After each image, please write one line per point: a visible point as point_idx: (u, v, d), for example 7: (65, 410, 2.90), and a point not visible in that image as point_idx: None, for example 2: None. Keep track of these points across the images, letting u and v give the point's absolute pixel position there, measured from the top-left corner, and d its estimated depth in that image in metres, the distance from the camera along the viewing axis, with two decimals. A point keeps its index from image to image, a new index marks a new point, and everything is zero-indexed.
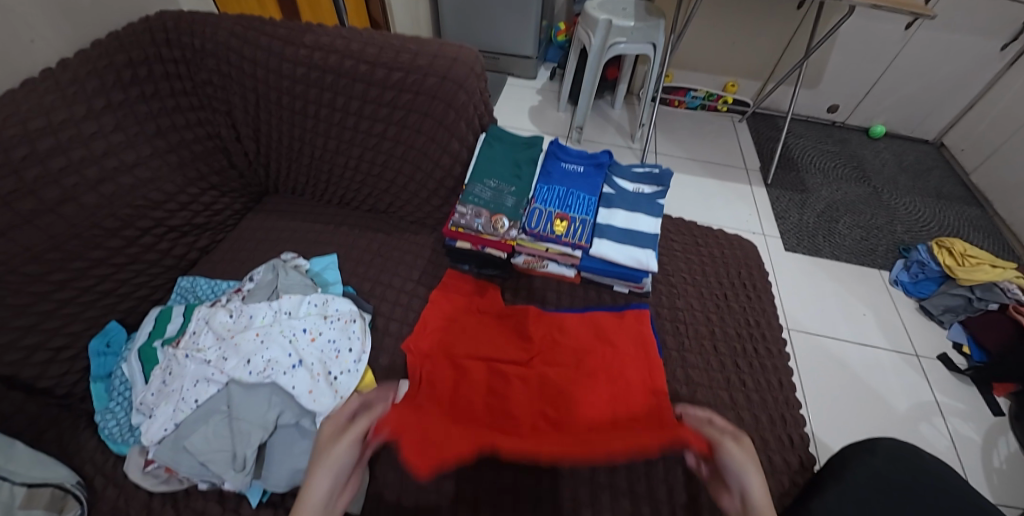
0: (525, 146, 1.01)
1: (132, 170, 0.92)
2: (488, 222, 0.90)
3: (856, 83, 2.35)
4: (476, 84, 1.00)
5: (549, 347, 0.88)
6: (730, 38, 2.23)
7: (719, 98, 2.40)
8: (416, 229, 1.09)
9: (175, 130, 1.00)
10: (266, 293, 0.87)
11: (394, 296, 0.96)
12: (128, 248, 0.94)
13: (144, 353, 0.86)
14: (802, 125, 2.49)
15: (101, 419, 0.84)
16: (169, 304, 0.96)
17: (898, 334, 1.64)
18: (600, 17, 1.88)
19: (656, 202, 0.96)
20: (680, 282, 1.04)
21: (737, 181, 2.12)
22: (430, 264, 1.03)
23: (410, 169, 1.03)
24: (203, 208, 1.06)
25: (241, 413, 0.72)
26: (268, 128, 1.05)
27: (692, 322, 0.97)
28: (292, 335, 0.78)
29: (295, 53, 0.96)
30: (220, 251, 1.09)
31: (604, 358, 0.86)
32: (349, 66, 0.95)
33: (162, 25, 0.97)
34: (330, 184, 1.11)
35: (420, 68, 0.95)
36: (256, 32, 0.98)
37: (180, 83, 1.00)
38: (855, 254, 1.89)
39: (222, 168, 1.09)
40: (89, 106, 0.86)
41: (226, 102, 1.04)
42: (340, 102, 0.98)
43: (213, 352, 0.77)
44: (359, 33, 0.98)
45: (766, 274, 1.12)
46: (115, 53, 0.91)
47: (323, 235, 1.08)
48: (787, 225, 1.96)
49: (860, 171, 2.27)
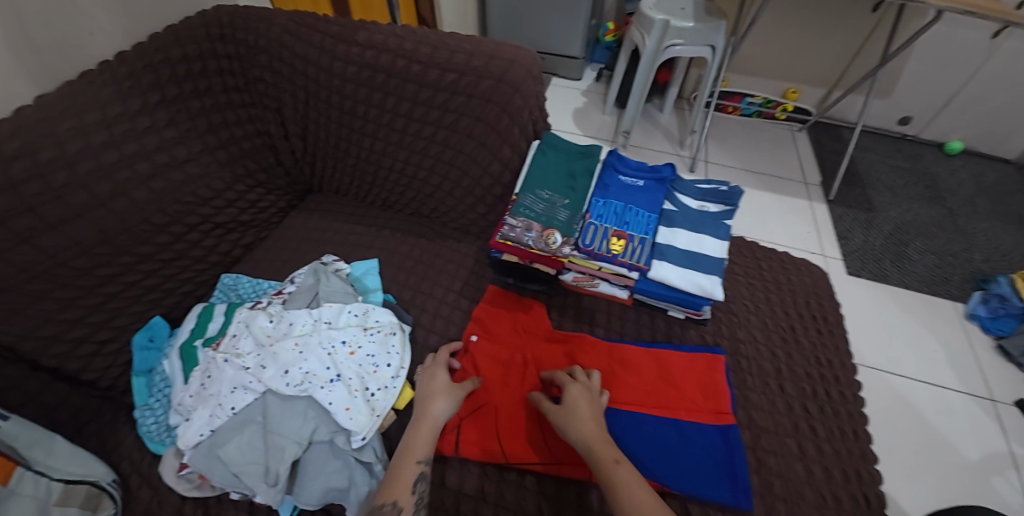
0: (581, 155, 0.95)
1: (181, 165, 0.92)
2: (540, 236, 0.84)
3: (933, 94, 2.16)
4: (533, 88, 0.94)
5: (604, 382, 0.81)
6: (795, 43, 2.09)
7: (779, 105, 2.25)
8: (459, 236, 1.05)
9: (225, 126, 0.99)
10: (307, 299, 0.84)
11: (435, 308, 0.93)
12: (174, 244, 0.94)
13: (185, 352, 0.85)
14: (869, 138, 2.31)
15: (139, 416, 0.83)
16: (212, 302, 0.95)
17: (973, 374, 1.49)
18: (656, 18, 1.79)
19: (722, 222, 0.88)
20: (742, 311, 0.96)
21: (795, 195, 1.98)
22: (474, 274, 0.99)
23: (458, 174, 0.98)
24: (249, 205, 1.05)
25: (277, 426, 0.69)
26: (315, 127, 1.03)
27: (756, 357, 0.88)
28: (331, 347, 0.75)
29: (347, 51, 0.93)
30: (263, 250, 1.08)
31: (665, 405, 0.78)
32: (402, 66, 0.91)
33: (218, 20, 0.97)
34: (374, 186, 1.08)
35: (475, 70, 0.90)
36: (310, 29, 0.96)
37: (233, 79, 0.99)
38: (926, 282, 1.73)
39: (269, 166, 1.08)
40: (143, 101, 0.86)
41: (277, 100, 1.03)
42: (390, 102, 0.94)
43: (251, 359, 0.74)
44: (413, 32, 0.95)
45: (837, 305, 1.02)
46: (171, 47, 0.91)
47: (365, 238, 1.06)
48: (850, 247, 1.81)
49: (932, 191, 2.09)
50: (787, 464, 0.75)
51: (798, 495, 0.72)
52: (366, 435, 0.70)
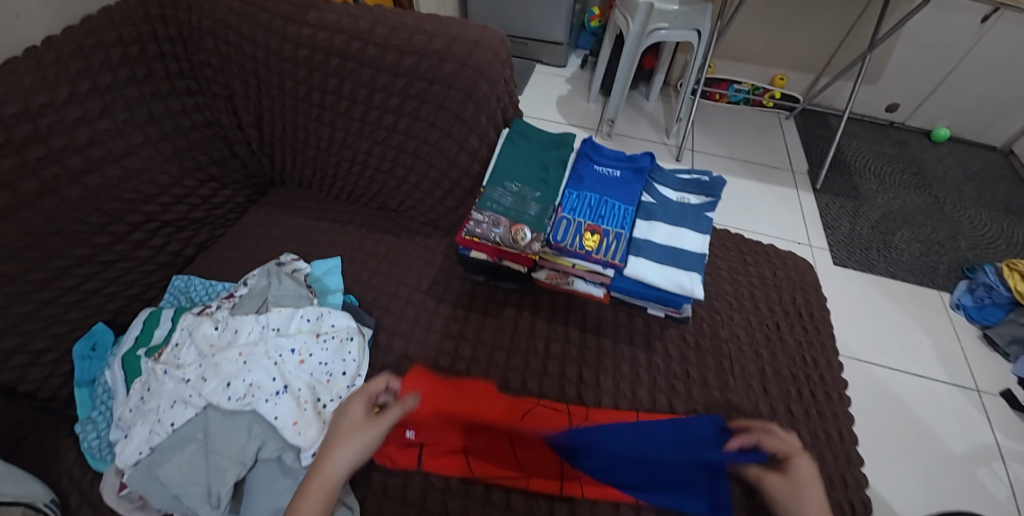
0: (554, 144, 0.89)
1: (120, 159, 0.84)
2: (508, 232, 0.78)
3: (921, 80, 2.12)
4: (501, 71, 0.87)
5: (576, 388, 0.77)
6: (782, 27, 2.04)
7: (766, 92, 2.21)
8: (428, 231, 1.00)
9: (170, 116, 0.91)
10: (256, 304, 0.78)
11: (400, 309, 0.87)
12: (116, 245, 0.87)
13: (127, 361, 0.78)
14: (856, 125, 2.28)
15: (81, 430, 0.78)
16: (160, 306, 0.89)
17: (959, 365, 1.47)
18: (640, 0, 1.72)
19: (703, 215, 0.83)
20: (724, 308, 0.92)
21: (781, 184, 1.94)
22: (442, 272, 0.93)
23: (423, 166, 0.92)
24: (202, 201, 0.98)
25: (218, 444, 0.63)
26: (270, 116, 0.96)
27: (738, 357, 0.84)
28: (279, 355, 0.69)
29: (298, 32, 0.86)
30: (219, 248, 1.01)
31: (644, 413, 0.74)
32: (358, 48, 0.84)
33: (158, 0, 0.89)
34: (337, 180, 1.02)
35: (437, 52, 0.83)
36: (258, 8, 0.88)
37: (177, 65, 0.91)
38: (913, 271, 1.70)
39: (223, 158, 1.01)
40: (73, 89, 0.79)
41: (227, 86, 0.96)
42: (346, 89, 0.87)
43: (193, 370, 0.68)
44: (370, 11, 0.88)
45: (824, 300, 0.98)
46: (105, 30, 0.83)
47: (327, 235, 1.00)
48: (837, 236, 1.78)
49: (920, 178, 2.06)
50: None
51: None
52: (316, 451, 0.64)
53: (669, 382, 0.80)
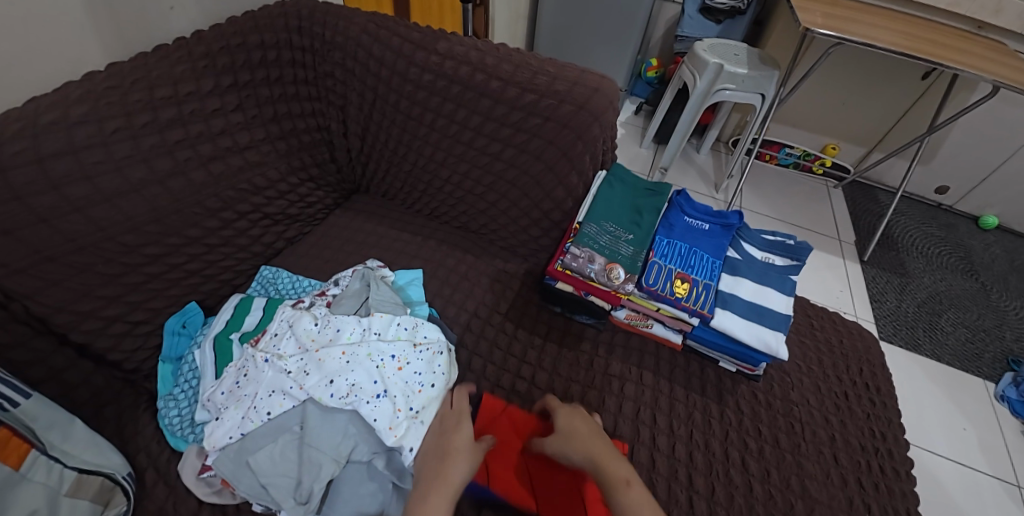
0: (648, 192, 0.93)
1: (242, 151, 0.90)
2: (603, 269, 0.81)
3: (974, 167, 2.15)
4: (613, 119, 0.91)
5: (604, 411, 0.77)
6: (842, 100, 2.09)
7: (817, 159, 2.24)
8: (507, 256, 1.03)
9: (289, 118, 0.98)
10: (354, 306, 0.81)
11: (479, 328, 0.89)
12: (222, 230, 0.91)
13: (219, 344, 0.81)
14: (904, 202, 2.30)
15: (163, 406, 0.79)
16: (250, 294, 0.93)
17: (1005, 459, 1.44)
18: (711, 61, 1.80)
19: (787, 277, 0.85)
20: (793, 371, 0.92)
21: (828, 251, 1.96)
22: (520, 298, 0.96)
23: (517, 195, 0.96)
24: (298, 199, 1.03)
25: (315, 438, 0.65)
26: (377, 129, 1.03)
27: (808, 422, 0.85)
28: (380, 359, 0.71)
29: (425, 58, 0.93)
30: (305, 245, 1.05)
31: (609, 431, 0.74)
32: (480, 80, 0.90)
33: (297, 12, 0.97)
34: (426, 195, 1.07)
35: (555, 93, 0.88)
36: (390, 32, 0.96)
37: (303, 72, 0.98)
38: (958, 357, 1.69)
39: (323, 161, 1.07)
40: (216, 82, 0.85)
41: (344, 97, 1.02)
42: (461, 115, 0.93)
43: (294, 362, 0.70)
44: (491, 47, 0.94)
45: (890, 375, 0.98)
46: (250, 32, 0.90)
47: (410, 246, 1.04)
48: (883, 311, 1.78)
49: (967, 263, 2.06)
50: None
51: None
52: (407, 460, 0.66)
53: (741, 437, 0.80)
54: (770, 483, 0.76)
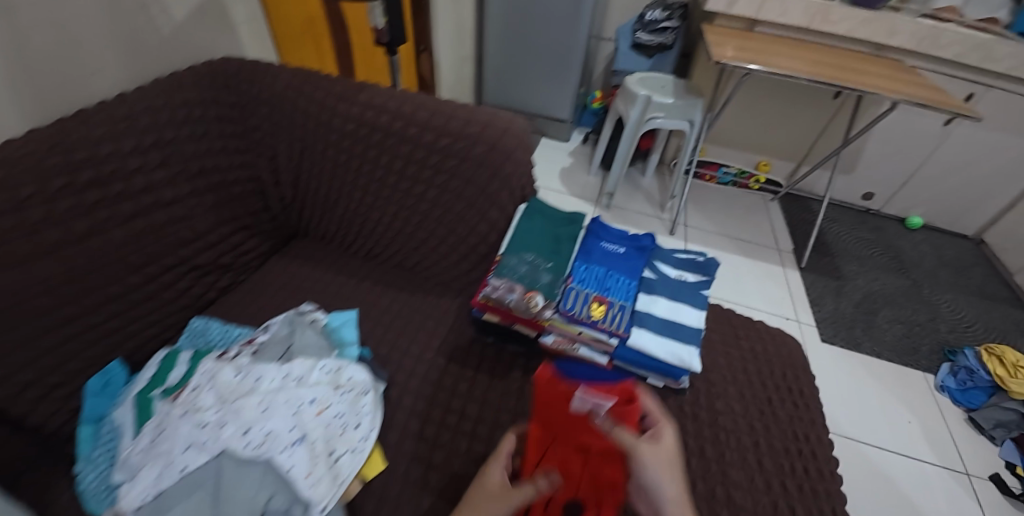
0: (566, 221, 0.97)
1: (167, 207, 0.91)
2: (522, 298, 0.84)
3: (893, 174, 2.32)
4: (523, 156, 0.96)
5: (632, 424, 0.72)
6: (766, 120, 2.24)
7: (752, 177, 2.39)
8: (441, 290, 1.06)
9: (217, 171, 0.99)
10: (277, 353, 0.81)
11: (412, 365, 0.91)
12: (147, 285, 0.91)
13: (142, 402, 0.81)
14: (836, 210, 2.44)
15: (81, 470, 0.77)
16: (177, 347, 0.93)
17: (946, 447, 1.50)
18: (639, 92, 1.93)
19: (699, 292, 0.90)
20: (719, 381, 0.96)
21: (769, 261, 2.06)
22: (453, 331, 0.98)
23: (445, 231, 0.99)
24: (230, 248, 1.05)
25: (228, 491, 0.64)
26: (307, 177, 1.06)
27: (733, 430, 0.88)
28: (299, 404, 0.73)
29: (347, 109, 0.97)
30: (239, 294, 1.06)
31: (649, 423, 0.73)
32: (400, 127, 0.95)
33: (225, 72, 1.01)
34: (360, 237, 1.09)
35: (471, 135, 0.93)
36: (312, 86, 1.00)
37: (230, 127, 1.01)
38: (897, 352, 1.77)
39: (256, 210, 1.08)
40: (138, 142, 0.87)
41: (272, 148, 1.05)
42: (384, 159, 0.97)
43: (211, 415, 0.71)
44: (411, 96, 0.99)
45: (813, 377, 1.03)
46: (174, 93, 0.93)
47: (345, 288, 1.05)
48: (823, 314, 1.87)
49: (897, 262, 2.19)
50: None
51: None
52: (327, 505, 0.66)
53: None
54: (696, 494, 0.78)
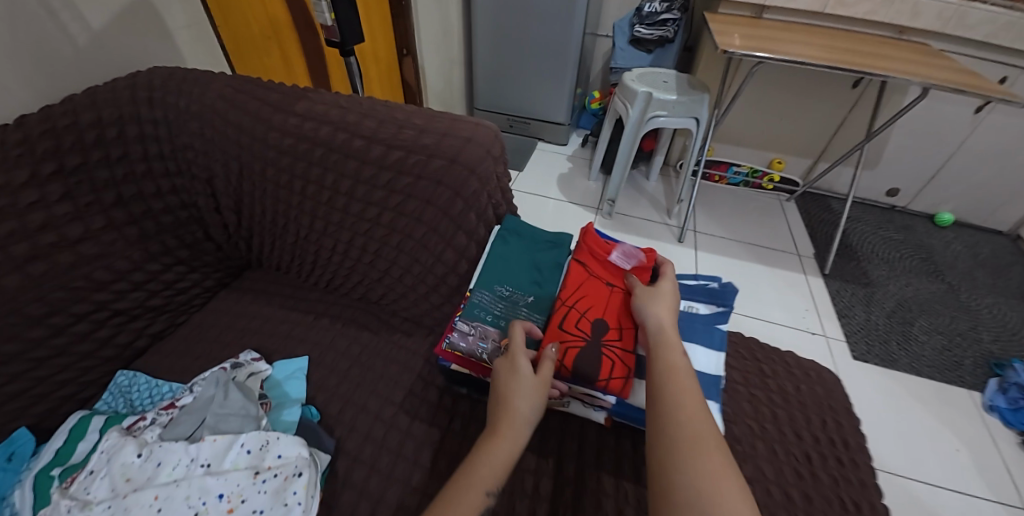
0: (550, 243, 0.81)
1: (75, 245, 0.77)
2: (496, 347, 0.68)
3: (920, 167, 2.12)
4: (491, 167, 0.80)
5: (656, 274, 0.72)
6: (778, 114, 2.06)
7: (765, 176, 2.20)
8: (409, 327, 0.90)
9: (140, 200, 0.86)
10: (190, 428, 0.66)
11: (368, 426, 0.75)
12: (53, 338, 0.76)
13: (40, 483, 0.66)
14: (858, 208, 2.25)
15: None
16: (94, 410, 0.78)
17: (1006, 481, 1.31)
18: (639, 90, 1.76)
19: (715, 328, 0.74)
20: (746, 435, 0.79)
21: (788, 268, 1.87)
22: (420, 379, 0.82)
23: (407, 261, 0.84)
24: (164, 286, 0.90)
25: None
26: (249, 201, 0.91)
27: (767, 503, 0.70)
28: (207, 499, 0.57)
29: (285, 122, 0.82)
30: (176, 339, 0.91)
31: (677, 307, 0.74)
32: (345, 140, 0.79)
33: (147, 83, 0.87)
34: (315, 268, 0.94)
35: (427, 147, 0.78)
36: (247, 96, 0.86)
37: (156, 147, 0.87)
38: (939, 368, 1.58)
39: (195, 241, 0.94)
40: (33, 171, 0.73)
41: (208, 169, 0.90)
42: (329, 179, 0.82)
43: (96, 513, 0.56)
44: (361, 103, 0.84)
45: (857, 421, 0.85)
46: (83, 111, 0.79)
47: (298, 328, 0.90)
48: (853, 327, 1.68)
49: (930, 263, 2.00)
50: None
51: None
52: None
53: None
54: None
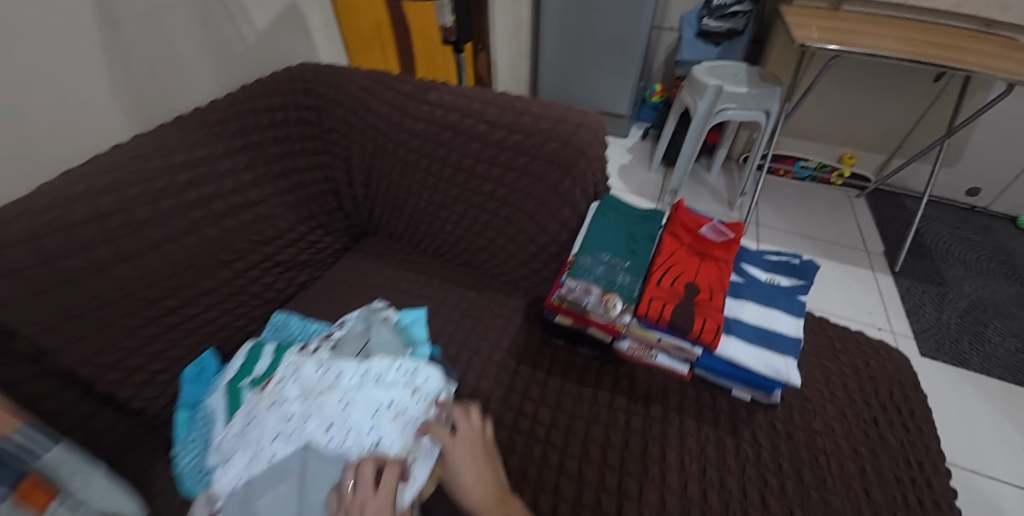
0: (642, 219, 0.93)
1: (253, 206, 0.95)
2: (599, 301, 0.81)
3: (1005, 166, 2.05)
4: (599, 150, 0.94)
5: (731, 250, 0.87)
6: (851, 109, 2.05)
7: (834, 171, 2.20)
8: (509, 290, 1.04)
9: (296, 172, 1.03)
10: (355, 349, 0.84)
11: (481, 365, 0.89)
12: (235, 279, 0.95)
13: (230, 392, 0.85)
14: (933, 208, 2.20)
15: (178, 452, 0.81)
16: (262, 340, 0.96)
17: None
18: (708, 83, 1.82)
19: (795, 298, 0.82)
20: (815, 398, 0.88)
21: (854, 263, 1.88)
22: (522, 332, 0.96)
23: (514, 230, 0.97)
24: (307, 246, 1.07)
25: (314, 483, 0.67)
26: (378, 176, 1.07)
27: (834, 453, 0.79)
28: (380, 405, 0.74)
29: (417, 108, 0.98)
30: (315, 289, 1.09)
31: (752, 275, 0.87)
32: (470, 125, 0.94)
33: (303, 76, 1.04)
34: (428, 235, 1.10)
35: (543, 132, 0.91)
36: (385, 87, 1.01)
37: (310, 129, 1.04)
38: (1012, 369, 1.56)
39: (331, 210, 1.11)
40: (228, 145, 0.91)
41: (347, 149, 1.08)
42: (453, 158, 0.96)
43: (297, 407, 0.74)
44: (481, 93, 0.98)
45: (925, 397, 0.91)
46: (258, 98, 0.97)
47: (414, 286, 1.06)
48: (920, 323, 1.68)
49: (1010, 266, 1.94)
50: None
51: None
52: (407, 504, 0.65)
53: (760, 474, 0.75)
54: None
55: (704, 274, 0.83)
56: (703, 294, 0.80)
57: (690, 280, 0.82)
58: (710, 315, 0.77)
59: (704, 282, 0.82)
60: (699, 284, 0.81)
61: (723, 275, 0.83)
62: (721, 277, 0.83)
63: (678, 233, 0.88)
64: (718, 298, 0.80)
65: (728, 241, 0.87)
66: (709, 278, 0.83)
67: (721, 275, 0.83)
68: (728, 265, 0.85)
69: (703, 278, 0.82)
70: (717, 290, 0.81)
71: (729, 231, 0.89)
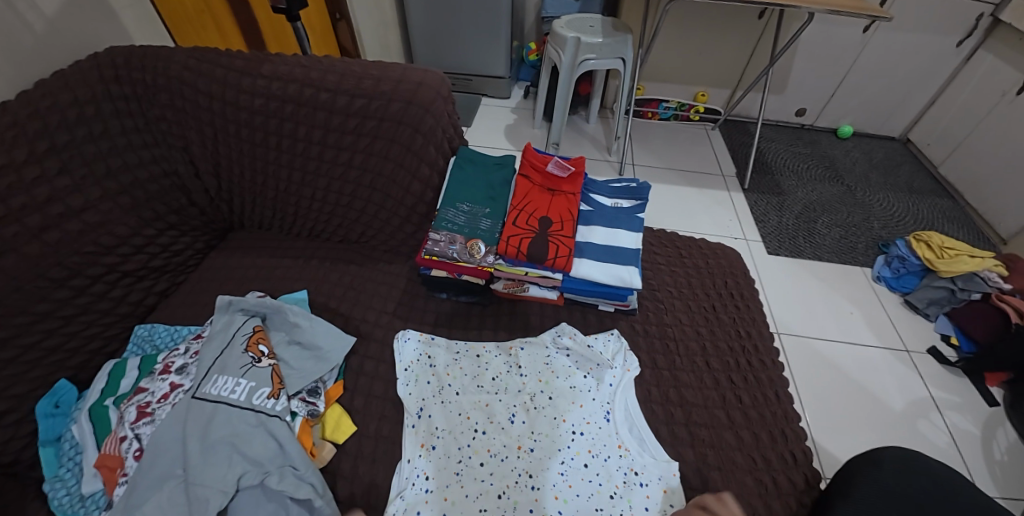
0: (496, 167, 1.05)
1: (79, 214, 0.85)
2: (464, 248, 0.93)
3: (822, 86, 2.39)
4: (443, 107, 0.99)
5: (580, 181, 1.03)
6: (696, 49, 2.26)
7: (691, 108, 2.43)
8: (390, 257, 1.06)
9: (126, 170, 0.93)
10: (219, 344, 0.79)
11: (370, 331, 0.92)
12: (77, 298, 0.87)
13: (95, 413, 0.78)
14: (772, 130, 2.53)
15: (49, 489, 0.74)
16: (124, 357, 0.89)
17: (886, 328, 1.63)
18: (568, 35, 1.90)
19: (635, 216, 1.01)
20: (666, 297, 1.08)
21: (715, 187, 2.13)
22: (406, 294, 1.00)
23: (380, 197, 1.00)
24: (161, 249, 1.00)
25: (199, 475, 0.65)
26: (228, 162, 1.01)
27: (682, 339, 0.99)
28: (561, 386, 0.87)
29: (252, 83, 0.94)
30: (181, 295, 1.02)
31: (599, 202, 1.03)
32: (310, 94, 0.93)
33: (111, 62, 0.92)
34: (298, 217, 1.06)
35: (384, 93, 0.94)
36: (211, 64, 0.95)
37: (132, 121, 0.94)
38: (837, 253, 1.89)
39: (181, 207, 1.03)
40: (31, 149, 0.79)
41: (183, 137, 0.99)
42: (302, 131, 0.95)
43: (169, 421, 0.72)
44: (319, 61, 0.97)
45: (751, 283, 1.17)
46: (60, 92, 0.85)
47: (292, 271, 1.02)
48: (767, 229, 1.96)
49: (832, 171, 2.31)
50: (717, 435, 0.85)
51: (730, 462, 0.81)
52: (300, 471, 0.69)
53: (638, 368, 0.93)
54: (653, 400, 0.89)
55: (557, 208, 0.98)
56: (556, 226, 0.95)
57: (545, 216, 0.96)
58: (564, 243, 0.93)
59: (558, 215, 0.97)
60: (554, 218, 0.96)
61: (571, 206, 0.99)
62: (572, 208, 0.98)
63: (529, 174, 1.03)
64: (569, 227, 0.96)
65: (573, 174, 1.02)
66: (562, 210, 0.98)
67: (571, 206, 0.99)
68: (576, 196, 1.01)
69: (556, 212, 0.97)
70: (568, 219, 0.97)
71: (572, 165, 1.03)
